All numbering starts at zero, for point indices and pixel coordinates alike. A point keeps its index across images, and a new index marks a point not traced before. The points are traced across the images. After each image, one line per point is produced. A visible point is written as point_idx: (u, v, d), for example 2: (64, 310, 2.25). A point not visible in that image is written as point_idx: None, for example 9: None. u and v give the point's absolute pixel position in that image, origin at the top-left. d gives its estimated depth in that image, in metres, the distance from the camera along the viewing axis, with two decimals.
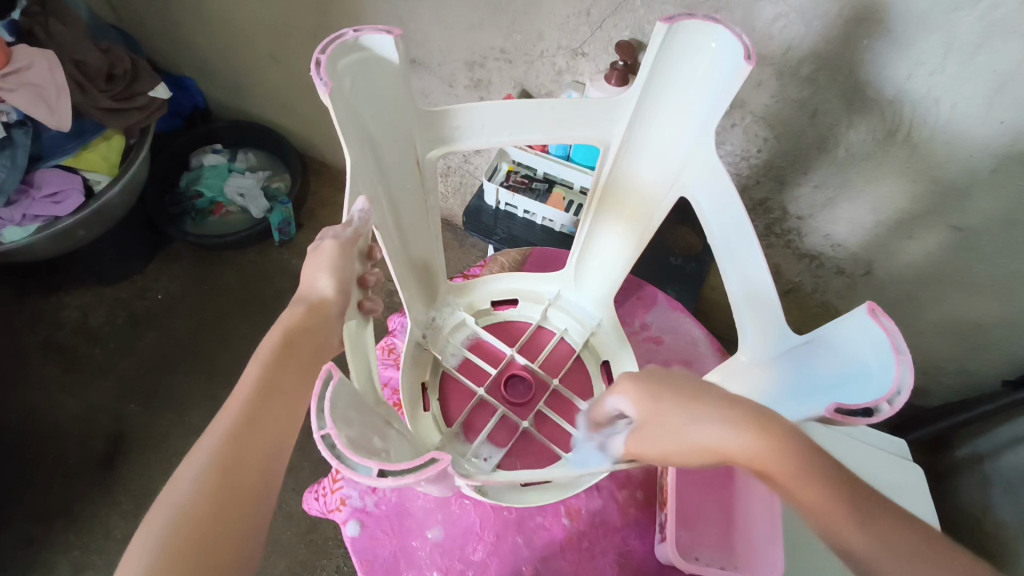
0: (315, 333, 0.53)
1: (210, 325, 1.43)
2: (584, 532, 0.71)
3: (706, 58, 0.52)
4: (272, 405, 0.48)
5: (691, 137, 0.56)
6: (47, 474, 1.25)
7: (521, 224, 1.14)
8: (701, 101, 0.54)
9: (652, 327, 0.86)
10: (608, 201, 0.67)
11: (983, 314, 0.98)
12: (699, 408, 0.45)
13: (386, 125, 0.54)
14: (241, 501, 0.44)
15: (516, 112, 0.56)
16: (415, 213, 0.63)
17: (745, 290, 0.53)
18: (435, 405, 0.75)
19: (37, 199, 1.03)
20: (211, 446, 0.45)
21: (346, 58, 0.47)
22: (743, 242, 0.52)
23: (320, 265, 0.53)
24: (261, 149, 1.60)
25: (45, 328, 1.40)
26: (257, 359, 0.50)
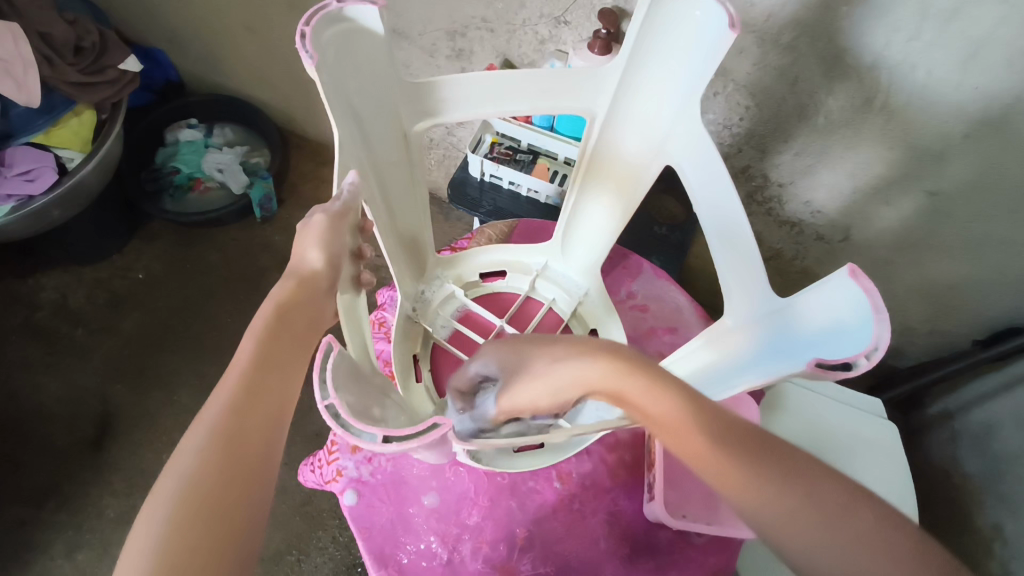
0: (306, 308, 0.54)
1: (194, 304, 1.42)
2: (574, 494, 0.74)
3: (688, 25, 0.52)
4: (271, 379, 0.49)
5: (676, 105, 0.57)
6: (36, 456, 1.24)
7: (506, 196, 1.14)
8: (684, 69, 0.54)
9: (638, 295, 0.88)
10: (594, 170, 0.68)
11: (958, 278, 1.01)
12: (548, 353, 0.49)
13: (371, 98, 0.53)
14: (248, 461, 0.45)
15: (501, 82, 0.56)
16: (403, 186, 0.63)
17: (730, 255, 0.55)
18: (427, 375, 0.76)
19: (9, 178, 1.01)
20: (211, 421, 0.45)
21: (330, 29, 0.46)
22: (727, 209, 0.54)
23: (309, 241, 0.54)
24: (238, 123, 1.56)
25: (23, 310, 1.38)
26: (248, 337, 0.51)
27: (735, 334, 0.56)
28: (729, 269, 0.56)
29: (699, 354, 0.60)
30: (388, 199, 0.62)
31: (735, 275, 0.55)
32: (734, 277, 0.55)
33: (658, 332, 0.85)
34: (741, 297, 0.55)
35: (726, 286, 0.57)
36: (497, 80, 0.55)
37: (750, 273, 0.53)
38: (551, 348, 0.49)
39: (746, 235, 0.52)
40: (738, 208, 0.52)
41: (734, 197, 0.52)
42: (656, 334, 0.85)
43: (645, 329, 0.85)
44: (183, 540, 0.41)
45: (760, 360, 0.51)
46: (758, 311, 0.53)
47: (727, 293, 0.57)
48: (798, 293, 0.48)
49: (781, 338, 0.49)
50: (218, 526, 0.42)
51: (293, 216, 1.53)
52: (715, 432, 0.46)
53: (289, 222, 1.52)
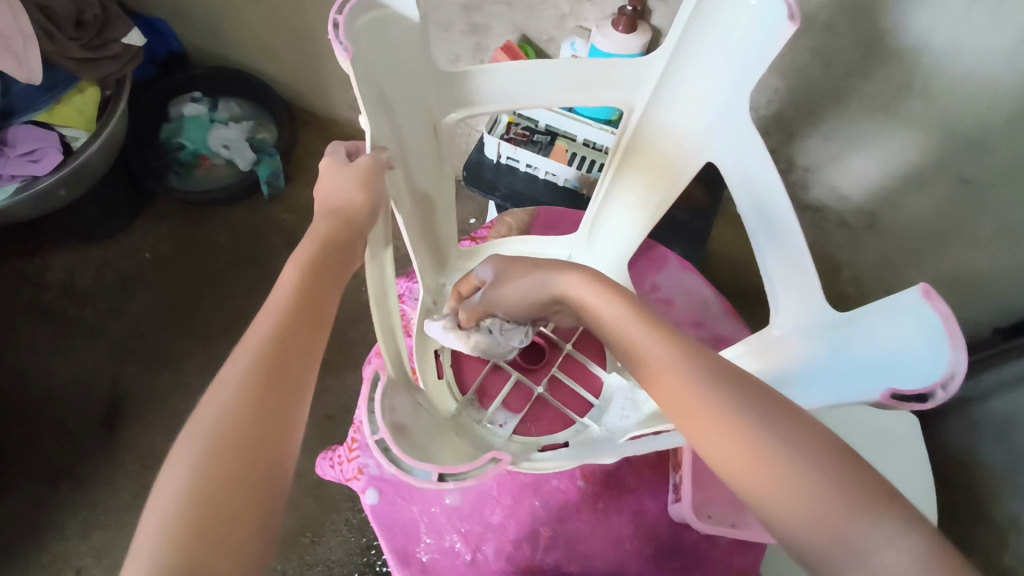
0: (340, 259, 0.48)
1: (203, 285, 1.40)
2: (598, 493, 0.72)
3: (741, 14, 0.48)
4: (304, 333, 0.43)
5: (721, 98, 0.53)
6: (49, 437, 1.24)
7: (523, 178, 1.10)
8: (733, 60, 0.50)
9: (663, 289, 0.85)
10: (630, 164, 0.64)
11: (977, 266, 0.98)
12: (528, 272, 0.60)
13: (404, 88, 0.50)
14: (283, 398, 0.40)
15: (541, 70, 0.53)
16: (430, 179, 0.60)
17: (779, 260, 0.52)
18: (449, 372, 0.75)
19: (12, 159, 0.98)
20: (234, 378, 0.39)
21: (362, 16, 0.43)
22: (776, 211, 0.51)
23: (348, 172, 0.50)
24: (244, 97, 1.50)
25: (30, 291, 1.36)
26: (280, 286, 0.44)
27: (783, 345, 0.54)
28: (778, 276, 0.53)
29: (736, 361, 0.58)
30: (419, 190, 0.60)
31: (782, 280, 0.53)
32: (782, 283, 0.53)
33: (683, 327, 0.83)
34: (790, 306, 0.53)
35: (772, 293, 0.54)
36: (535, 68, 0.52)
37: (804, 282, 0.51)
38: (531, 269, 0.60)
39: (799, 244, 0.50)
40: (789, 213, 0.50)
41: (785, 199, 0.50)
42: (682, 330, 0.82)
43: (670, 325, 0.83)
44: (211, 481, 0.36)
45: (821, 375, 0.49)
46: (813, 323, 0.51)
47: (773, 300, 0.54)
48: (863, 310, 0.47)
49: (844, 352, 0.48)
50: (248, 470, 0.37)
51: (301, 194, 1.49)
52: (686, 368, 0.44)
53: (297, 200, 1.49)
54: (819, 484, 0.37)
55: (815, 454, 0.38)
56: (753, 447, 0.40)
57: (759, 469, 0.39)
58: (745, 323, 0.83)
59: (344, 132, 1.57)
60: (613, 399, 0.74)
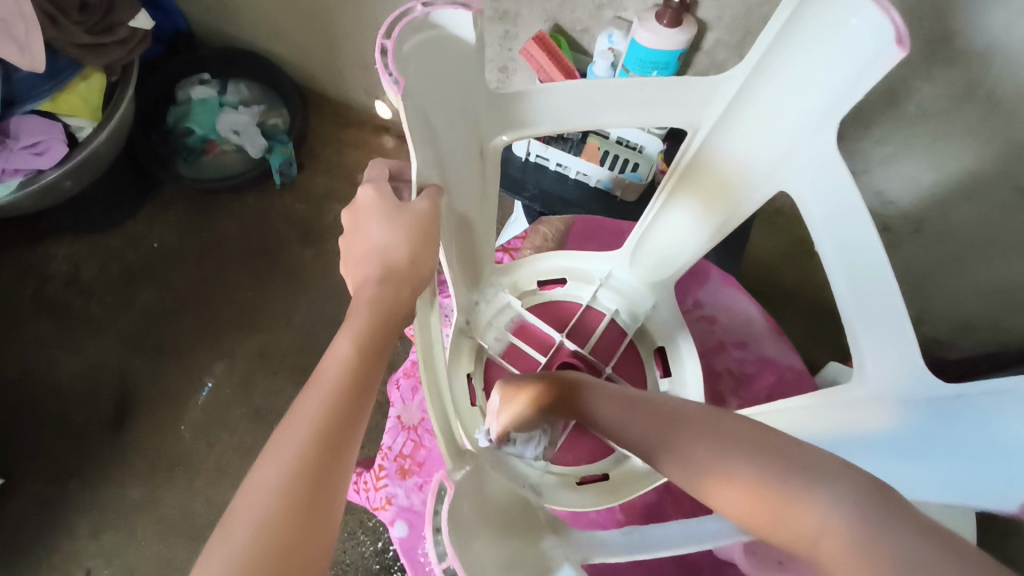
0: (393, 327, 0.43)
1: (211, 277, 1.35)
2: (637, 528, 0.69)
3: (835, 38, 0.42)
4: (355, 420, 0.38)
5: (802, 127, 0.48)
6: (56, 433, 1.21)
7: (552, 177, 1.04)
8: (821, 89, 0.45)
9: (706, 306, 0.80)
10: (686, 189, 0.59)
11: (1017, 277, 0.91)
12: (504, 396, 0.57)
13: (453, 111, 0.46)
14: (339, 469, 0.36)
15: (606, 93, 0.48)
16: (473, 202, 0.56)
17: (870, 321, 0.50)
18: (481, 398, 0.70)
19: (15, 151, 0.93)
20: (277, 475, 0.34)
21: (411, 40, 0.39)
22: (866, 253, 0.48)
23: (397, 224, 0.43)
24: (254, 81, 1.42)
25: (35, 282, 1.32)
26: (329, 363, 0.39)
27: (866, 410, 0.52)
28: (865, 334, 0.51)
29: (808, 419, 0.56)
30: (462, 213, 0.56)
31: (870, 337, 0.51)
32: (869, 342, 0.51)
33: (726, 347, 0.79)
34: (877, 369, 0.51)
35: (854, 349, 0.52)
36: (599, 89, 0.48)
37: (900, 349, 0.49)
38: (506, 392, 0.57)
39: (893, 293, 0.47)
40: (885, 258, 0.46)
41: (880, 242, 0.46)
42: (724, 350, 0.78)
43: (712, 344, 0.79)
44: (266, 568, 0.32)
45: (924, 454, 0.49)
46: (905, 393, 0.50)
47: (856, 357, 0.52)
48: (977, 389, 0.47)
49: (948, 433, 0.48)
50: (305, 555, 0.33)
51: (313, 183, 1.43)
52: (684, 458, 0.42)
53: (309, 188, 1.42)
54: (762, 488, 0.37)
55: (755, 457, 0.38)
56: (703, 467, 0.40)
57: (714, 489, 0.40)
58: (791, 343, 0.78)
59: (357, 118, 1.49)
60: None
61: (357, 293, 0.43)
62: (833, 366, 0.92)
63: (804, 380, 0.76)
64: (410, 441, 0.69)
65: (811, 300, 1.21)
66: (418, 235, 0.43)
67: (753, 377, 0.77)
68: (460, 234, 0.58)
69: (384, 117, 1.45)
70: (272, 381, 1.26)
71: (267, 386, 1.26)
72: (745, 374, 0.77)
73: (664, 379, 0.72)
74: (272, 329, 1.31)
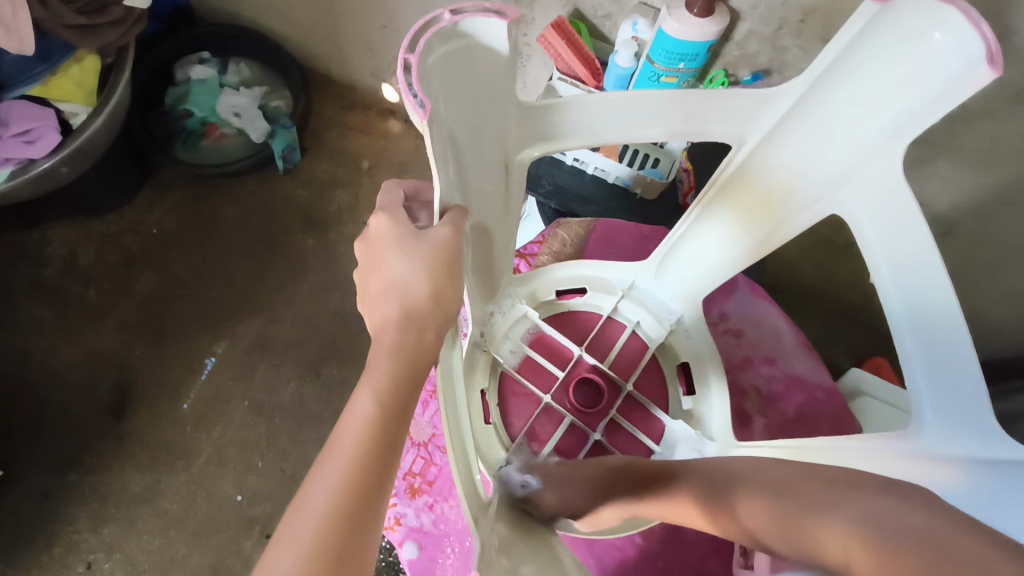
0: (417, 377, 0.41)
1: (212, 264, 1.28)
2: (659, 552, 0.69)
3: (913, 55, 0.40)
4: (378, 492, 0.34)
5: (865, 145, 0.46)
6: (53, 425, 1.16)
7: (567, 172, 0.94)
8: (888, 105, 0.43)
9: (732, 318, 0.78)
10: (728, 201, 0.58)
11: None
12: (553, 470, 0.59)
13: (476, 125, 0.43)
14: (356, 548, 0.32)
15: (646, 106, 0.47)
16: (495, 216, 0.54)
17: (935, 358, 0.45)
18: (497, 414, 0.68)
19: (6, 139, 0.90)
20: (290, 562, 0.30)
21: (437, 51, 0.36)
22: (926, 276, 0.44)
23: (416, 261, 0.41)
24: (255, 58, 1.36)
25: (30, 266, 1.26)
26: (349, 425, 0.36)
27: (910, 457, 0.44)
28: (925, 370, 0.46)
29: (847, 462, 0.49)
30: (482, 227, 0.53)
31: (930, 372, 0.45)
32: (930, 380, 0.45)
33: (753, 363, 0.77)
34: (938, 418, 0.45)
35: (914, 394, 0.47)
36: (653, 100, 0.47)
37: (967, 395, 0.43)
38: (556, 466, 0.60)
39: (956, 320, 0.43)
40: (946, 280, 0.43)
41: (939, 261, 0.43)
42: (751, 365, 0.76)
43: (738, 359, 0.77)
44: None
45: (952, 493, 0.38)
46: (965, 449, 0.42)
47: (916, 404, 0.46)
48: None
49: (999, 479, 0.38)
50: None
51: (317, 168, 1.35)
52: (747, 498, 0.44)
53: (313, 174, 1.35)
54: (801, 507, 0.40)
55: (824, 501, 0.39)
56: (761, 503, 0.43)
57: (767, 519, 0.42)
58: (821, 361, 0.76)
59: (362, 100, 1.41)
60: (677, 446, 0.66)
61: (375, 338, 0.41)
62: (855, 370, 0.86)
63: (833, 398, 0.74)
64: (420, 460, 0.68)
65: (832, 300, 1.10)
66: (441, 263, 0.42)
67: (780, 396, 0.75)
68: (481, 252, 0.56)
69: (391, 100, 1.37)
70: (274, 374, 1.21)
71: (269, 377, 1.20)
72: (772, 393, 0.75)
73: (687, 397, 0.70)
74: (275, 318, 1.24)
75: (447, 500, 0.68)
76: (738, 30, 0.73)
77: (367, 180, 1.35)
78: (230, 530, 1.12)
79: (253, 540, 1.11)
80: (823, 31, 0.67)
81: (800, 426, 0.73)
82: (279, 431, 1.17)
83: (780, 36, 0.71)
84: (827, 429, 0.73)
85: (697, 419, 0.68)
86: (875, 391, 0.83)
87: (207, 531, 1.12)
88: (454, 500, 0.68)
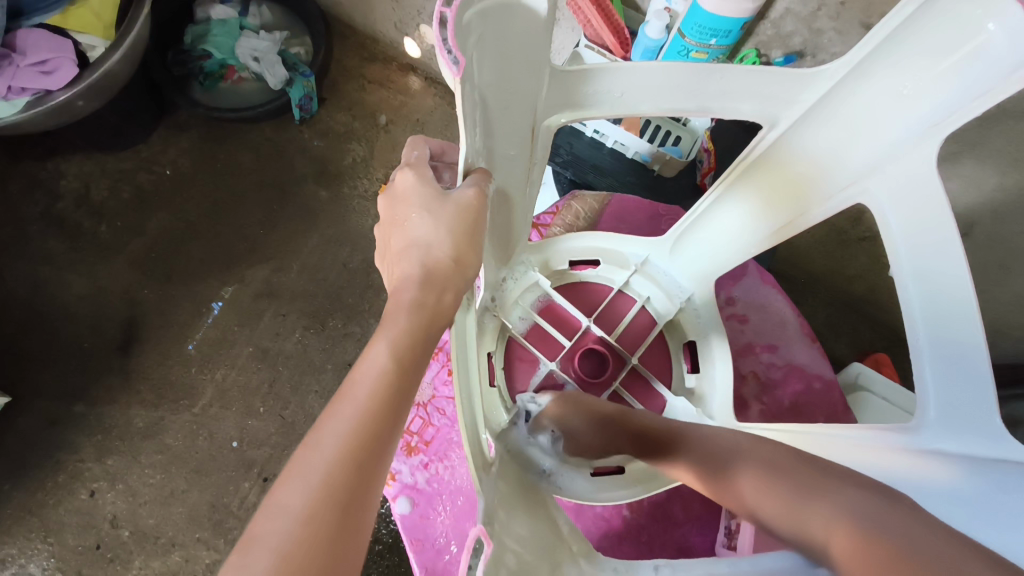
0: (432, 336, 0.41)
1: (224, 209, 1.28)
2: (644, 525, 0.71)
3: (966, 45, 0.38)
4: (388, 440, 0.35)
5: (904, 135, 0.45)
6: (62, 355, 1.18)
7: (587, 143, 0.92)
8: (933, 95, 0.42)
9: (739, 303, 0.78)
10: (751, 183, 0.57)
11: None
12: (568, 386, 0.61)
13: (505, 89, 0.43)
14: (360, 497, 0.32)
15: (681, 79, 0.46)
16: (517, 181, 0.53)
17: (948, 356, 0.44)
18: (501, 378, 0.70)
19: (23, 68, 0.90)
20: (298, 499, 0.31)
21: (475, 7, 0.35)
22: (949, 272, 0.43)
23: (439, 221, 0.41)
24: (277, 3, 1.33)
25: (44, 198, 1.26)
26: (364, 373, 0.36)
27: (912, 454, 0.44)
28: (934, 367, 0.45)
29: (840, 453, 0.49)
30: (503, 192, 0.52)
31: (939, 370, 0.45)
32: (938, 378, 0.45)
33: (755, 349, 0.77)
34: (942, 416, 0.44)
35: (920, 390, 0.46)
36: (690, 73, 0.45)
37: (974, 397, 0.43)
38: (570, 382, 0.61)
39: (971, 317, 0.42)
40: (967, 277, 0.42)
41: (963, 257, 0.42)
42: (752, 352, 0.77)
43: (740, 344, 0.77)
44: None
45: (952, 492, 0.39)
46: (968, 449, 0.42)
47: (922, 401, 0.46)
48: None
49: (996, 484, 0.38)
50: None
51: (334, 120, 1.33)
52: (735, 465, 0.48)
53: (329, 125, 1.33)
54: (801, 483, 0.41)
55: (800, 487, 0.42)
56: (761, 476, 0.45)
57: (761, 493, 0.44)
58: (823, 351, 0.76)
59: (383, 53, 1.38)
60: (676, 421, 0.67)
61: (394, 294, 0.41)
62: (856, 364, 0.86)
63: (832, 390, 0.74)
64: (419, 419, 0.72)
65: (839, 290, 1.10)
66: (463, 229, 0.42)
67: (778, 383, 0.75)
68: (500, 215, 0.55)
69: (411, 55, 1.34)
70: (280, 323, 1.22)
71: (275, 325, 1.22)
72: (772, 380, 0.75)
73: (691, 375, 0.71)
74: (283, 267, 1.25)
75: (442, 460, 0.70)
76: (775, 8, 0.71)
77: (383, 136, 1.33)
78: (229, 470, 1.14)
79: (250, 482, 1.14)
80: (863, 16, 0.64)
81: (795, 416, 0.74)
82: (281, 377, 1.19)
83: (818, 16, 0.68)
84: (822, 420, 0.73)
85: (699, 398, 0.69)
86: (875, 388, 0.84)
87: (207, 469, 1.14)
88: (449, 460, 0.71)
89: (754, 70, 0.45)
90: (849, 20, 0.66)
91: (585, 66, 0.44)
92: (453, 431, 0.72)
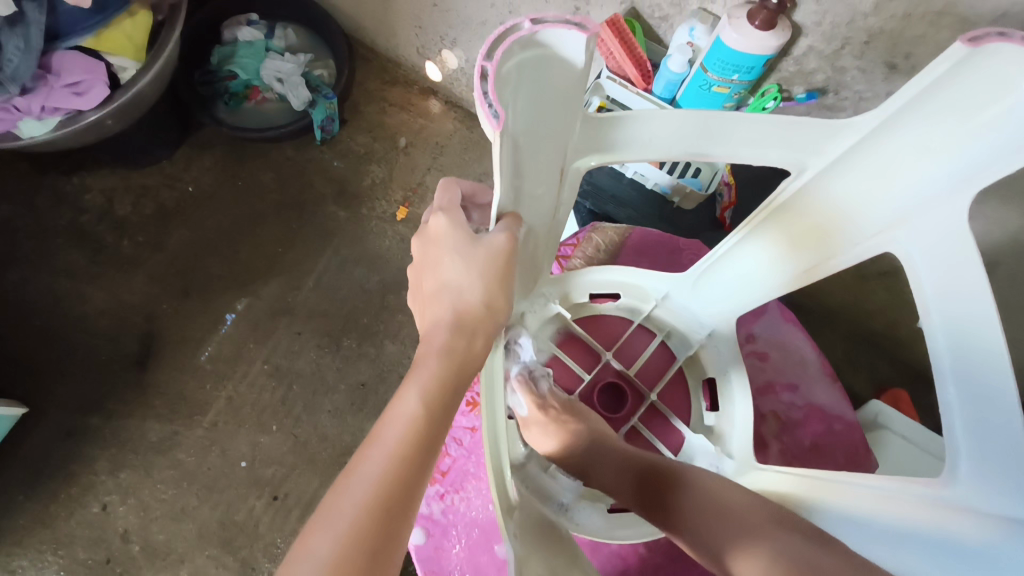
0: (462, 380, 0.41)
1: (244, 226, 1.29)
2: (660, 564, 0.70)
3: (997, 103, 0.38)
4: (417, 483, 0.35)
5: (936, 189, 0.45)
6: (80, 367, 1.19)
7: (607, 173, 0.92)
8: (964, 148, 0.42)
9: (758, 341, 0.78)
10: (774, 226, 0.57)
11: None
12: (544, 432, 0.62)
13: (538, 134, 0.43)
14: (388, 546, 0.32)
15: (713, 126, 0.46)
16: (544, 220, 0.53)
17: (978, 412, 0.43)
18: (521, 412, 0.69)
19: (56, 89, 0.92)
20: (328, 545, 0.31)
21: (515, 57, 0.36)
22: (979, 331, 0.43)
23: (471, 266, 0.42)
24: (302, 25, 1.35)
25: (68, 212, 1.28)
26: (395, 418, 0.37)
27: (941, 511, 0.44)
28: (963, 420, 0.45)
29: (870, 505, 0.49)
30: (529, 229, 0.52)
31: (969, 423, 0.44)
32: (968, 432, 0.44)
33: (775, 388, 0.76)
34: (972, 471, 0.43)
35: (949, 442, 0.46)
36: (719, 121, 0.45)
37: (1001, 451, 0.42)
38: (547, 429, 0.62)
39: (1000, 375, 0.42)
40: (997, 336, 0.42)
41: (993, 311, 0.42)
42: (772, 391, 0.76)
43: (760, 383, 0.76)
44: None
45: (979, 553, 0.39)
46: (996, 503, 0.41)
47: (952, 454, 0.45)
48: None
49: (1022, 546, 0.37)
50: None
51: (354, 141, 1.35)
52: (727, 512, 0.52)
53: (349, 146, 1.35)
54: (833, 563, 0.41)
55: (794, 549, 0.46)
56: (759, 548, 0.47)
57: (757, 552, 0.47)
58: (845, 393, 0.75)
59: (405, 76, 1.40)
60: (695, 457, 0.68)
61: (425, 337, 0.41)
62: (875, 402, 0.85)
63: (852, 432, 0.73)
64: None
65: (856, 324, 1.09)
66: (493, 273, 0.42)
67: (798, 424, 0.74)
68: (524, 252, 0.55)
69: (432, 79, 1.36)
70: (295, 341, 1.22)
71: (290, 343, 1.22)
72: (792, 419, 0.75)
73: (711, 413, 0.71)
74: (298, 285, 1.26)
75: (458, 491, 0.70)
76: (797, 46, 0.71)
77: (402, 158, 1.34)
78: (240, 488, 1.14)
79: (260, 500, 1.14)
80: (887, 55, 0.65)
81: (815, 456, 0.73)
82: (295, 396, 1.20)
83: (842, 55, 0.68)
84: (842, 461, 0.72)
85: (718, 436, 0.68)
86: (895, 427, 0.83)
87: (219, 486, 1.14)
88: (464, 491, 0.70)
89: (782, 120, 0.45)
90: (873, 59, 0.66)
91: (616, 113, 0.45)
92: (469, 462, 0.71)
